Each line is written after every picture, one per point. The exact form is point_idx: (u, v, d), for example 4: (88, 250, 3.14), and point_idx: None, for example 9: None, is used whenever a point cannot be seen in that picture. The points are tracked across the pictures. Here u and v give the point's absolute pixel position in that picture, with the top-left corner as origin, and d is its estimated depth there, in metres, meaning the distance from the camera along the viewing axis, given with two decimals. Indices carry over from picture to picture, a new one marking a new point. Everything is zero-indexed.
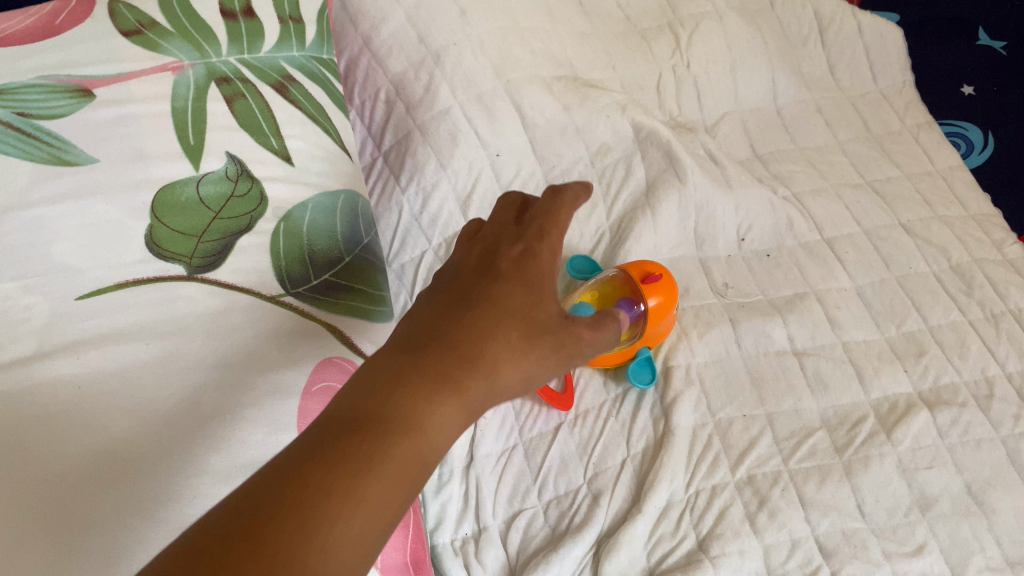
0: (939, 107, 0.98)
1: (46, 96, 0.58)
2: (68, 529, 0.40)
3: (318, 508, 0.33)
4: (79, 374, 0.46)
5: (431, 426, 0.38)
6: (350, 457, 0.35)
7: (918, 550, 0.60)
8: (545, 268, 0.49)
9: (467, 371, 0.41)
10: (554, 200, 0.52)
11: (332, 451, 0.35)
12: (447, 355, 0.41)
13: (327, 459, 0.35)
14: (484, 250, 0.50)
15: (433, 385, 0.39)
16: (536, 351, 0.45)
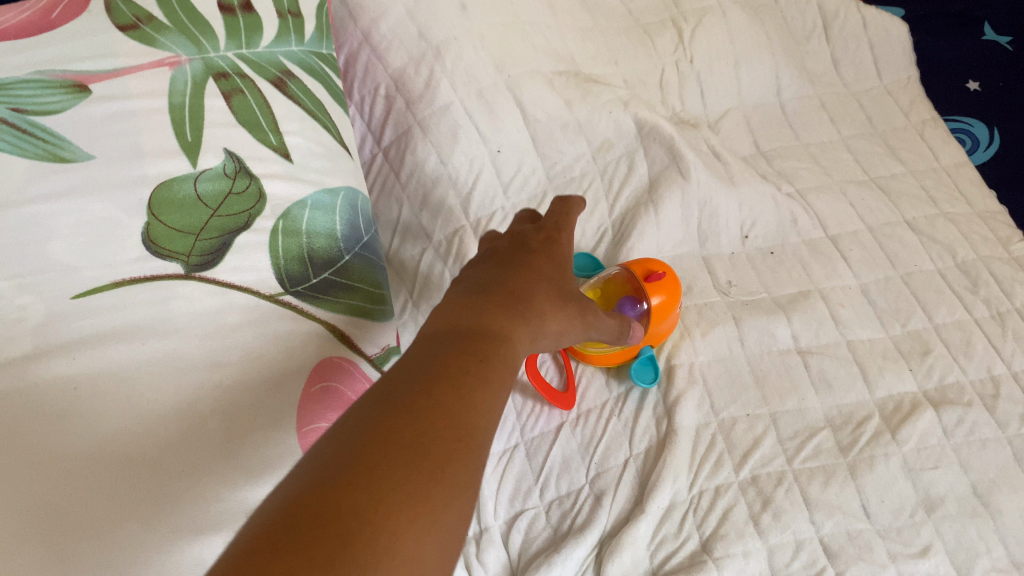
0: (945, 103, 0.97)
1: (41, 92, 0.57)
2: (65, 532, 0.40)
3: (453, 424, 0.37)
4: (77, 374, 0.46)
5: (507, 362, 0.44)
6: (462, 384, 0.39)
7: (924, 552, 0.59)
8: (560, 257, 0.60)
9: (521, 321, 0.48)
10: (564, 207, 0.67)
11: (442, 380, 0.39)
12: (506, 306, 0.48)
13: (442, 387, 0.39)
14: (513, 237, 0.61)
15: (501, 330, 0.45)
16: (569, 308, 0.56)
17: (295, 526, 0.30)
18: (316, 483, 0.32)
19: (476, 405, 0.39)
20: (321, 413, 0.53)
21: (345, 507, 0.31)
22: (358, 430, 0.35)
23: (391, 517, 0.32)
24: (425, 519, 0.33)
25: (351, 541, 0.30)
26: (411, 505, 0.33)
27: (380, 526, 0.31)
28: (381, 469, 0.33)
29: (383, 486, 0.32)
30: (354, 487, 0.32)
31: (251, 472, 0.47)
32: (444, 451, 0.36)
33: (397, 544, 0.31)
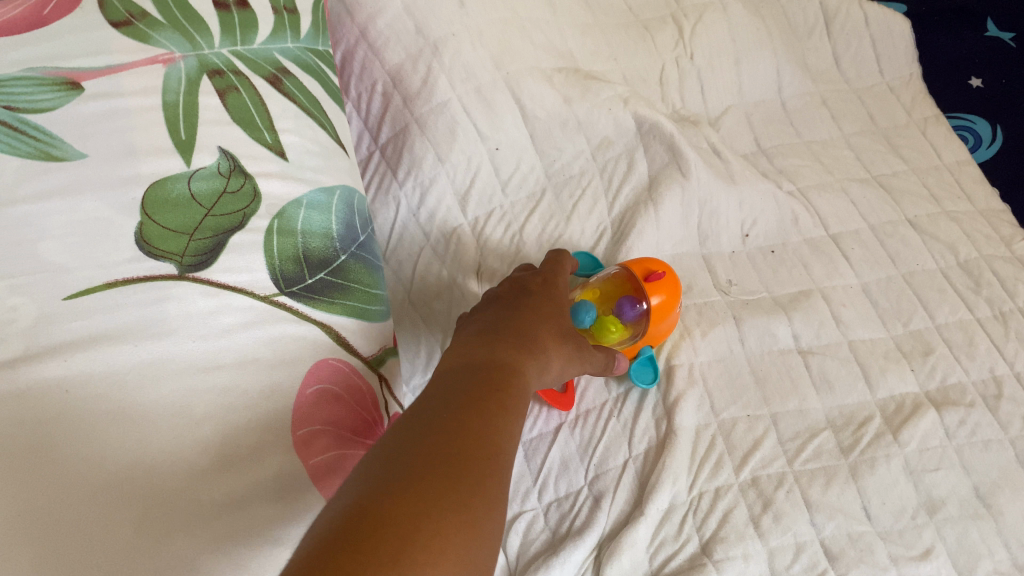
0: (947, 99, 0.96)
1: (32, 89, 0.57)
2: (57, 539, 0.39)
3: (482, 443, 0.43)
4: (69, 377, 0.45)
5: (521, 392, 0.50)
6: (486, 410, 0.45)
7: (925, 554, 0.59)
8: (559, 298, 0.66)
9: (529, 355, 0.54)
10: (560, 251, 0.73)
11: (469, 407, 0.45)
12: (514, 344, 0.54)
13: (470, 413, 0.45)
14: (514, 280, 0.67)
15: (513, 364, 0.52)
16: (572, 342, 0.61)
17: (360, 531, 0.35)
18: (373, 496, 0.37)
19: (499, 428, 0.45)
20: (314, 416, 0.52)
21: (400, 515, 0.36)
22: (402, 451, 0.40)
23: (438, 520, 0.37)
24: (467, 522, 0.38)
25: (408, 543, 0.35)
26: (456, 511, 0.38)
27: (431, 530, 0.36)
28: (428, 483, 0.39)
29: (431, 495, 0.38)
30: (407, 497, 0.37)
31: (246, 476, 0.47)
32: (477, 465, 0.41)
33: (446, 544, 0.37)
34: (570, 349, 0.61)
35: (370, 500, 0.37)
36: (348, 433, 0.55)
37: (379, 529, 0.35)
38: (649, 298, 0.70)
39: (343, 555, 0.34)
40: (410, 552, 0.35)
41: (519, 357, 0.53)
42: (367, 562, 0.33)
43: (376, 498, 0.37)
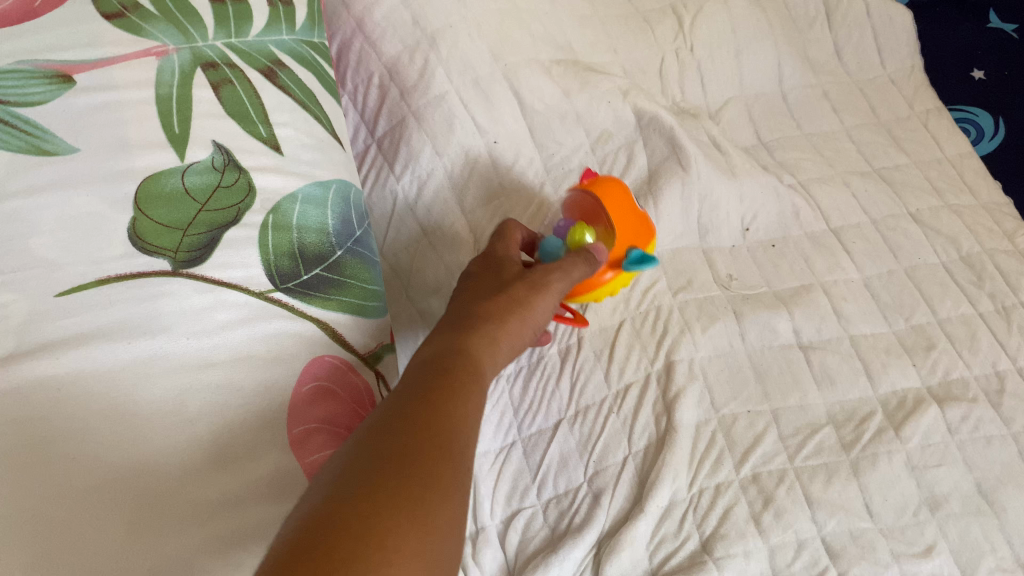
0: (949, 91, 0.95)
1: (24, 82, 0.56)
2: (45, 541, 0.39)
3: (435, 437, 0.40)
4: (59, 376, 0.44)
5: (473, 368, 0.47)
6: (437, 402, 0.42)
7: (927, 551, 0.58)
8: (502, 264, 0.62)
9: (480, 327, 0.51)
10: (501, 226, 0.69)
11: (418, 403, 0.42)
12: (466, 325, 0.51)
13: (421, 408, 0.41)
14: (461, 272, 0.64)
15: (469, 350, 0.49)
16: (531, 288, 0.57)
17: (302, 550, 0.31)
18: (317, 512, 0.34)
19: (454, 420, 0.42)
20: (311, 414, 0.52)
21: (346, 526, 0.33)
22: (349, 460, 0.37)
23: (390, 524, 0.34)
24: (423, 522, 0.35)
25: (357, 554, 0.32)
26: (410, 511, 0.35)
27: (382, 537, 0.33)
28: (375, 486, 0.35)
29: (379, 499, 0.35)
30: (352, 505, 0.34)
31: (242, 475, 0.46)
32: (430, 459, 0.38)
33: (403, 550, 0.33)
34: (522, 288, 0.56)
35: (313, 517, 0.33)
36: (344, 432, 0.54)
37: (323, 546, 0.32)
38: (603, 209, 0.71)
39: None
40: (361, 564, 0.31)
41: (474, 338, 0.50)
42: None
43: (321, 513, 0.33)
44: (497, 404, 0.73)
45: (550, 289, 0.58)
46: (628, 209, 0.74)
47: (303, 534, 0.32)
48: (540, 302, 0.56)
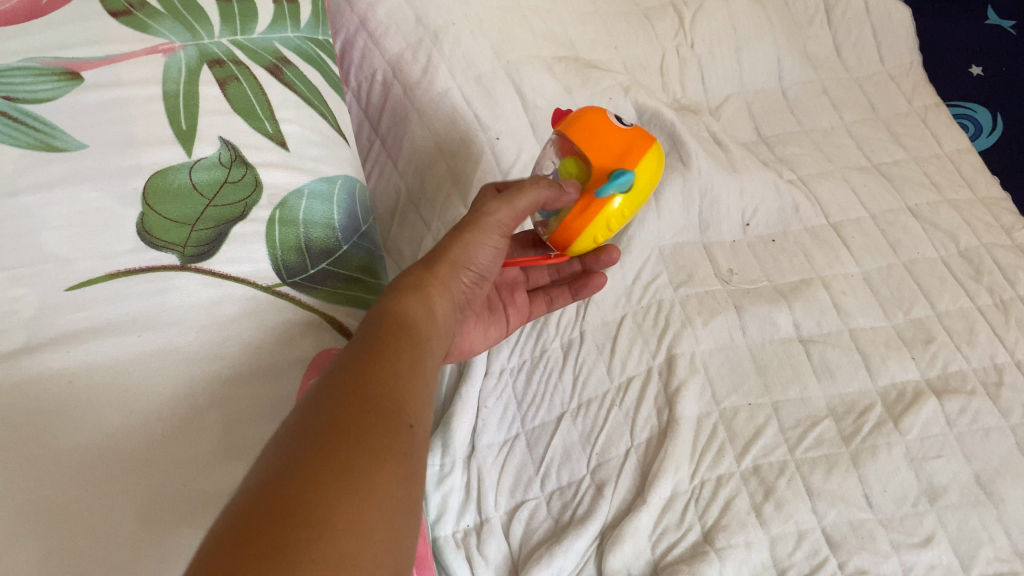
0: (948, 87, 0.96)
1: (32, 80, 0.56)
2: (59, 527, 0.39)
3: (361, 402, 0.38)
4: (69, 367, 0.45)
5: (403, 333, 0.46)
6: (361, 366, 0.41)
7: (926, 541, 0.59)
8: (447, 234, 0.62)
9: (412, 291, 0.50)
10: None
11: (341, 373, 0.41)
12: (397, 289, 0.50)
13: (344, 375, 0.40)
14: None
15: (396, 311, 0.48)
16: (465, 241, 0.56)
17: (231, 543, 0.30)
18: (245, 501, 0.32)
19: (381, 381, 0.40)
20: None
21: (274, 510, 0.31)
22: (276, 441, 0.36)
23: (321, 500, 0.32)
24: (357, 493, 0.33)
25: (290, 536, 0.30)
26: (341, 485, 0.33)
27: (313, 515, 0.32)
28: (303, 463, 0.34)
29: (308, 476, 0.33)
30: (280, 486, 0.33)
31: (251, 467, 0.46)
32: (359, 428, 0.37)
33: (338, 525, 0.32)
34: (452, 240, 0.56)
35: (241, 506, 0.32)
36: None
37: (250, 535, 0.30)
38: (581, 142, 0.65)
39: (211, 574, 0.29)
40: (295, 547, 0.30)
41: (405, 301, 0.49)
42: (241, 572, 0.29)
43: (251, 499, 0.32)
44: (500, 397, 0.74)
45: (479, 225, 0.57)
46: (609, 129, 0.64)
47: (232, 523, 0.31)
48: (470, 245, 0.56)
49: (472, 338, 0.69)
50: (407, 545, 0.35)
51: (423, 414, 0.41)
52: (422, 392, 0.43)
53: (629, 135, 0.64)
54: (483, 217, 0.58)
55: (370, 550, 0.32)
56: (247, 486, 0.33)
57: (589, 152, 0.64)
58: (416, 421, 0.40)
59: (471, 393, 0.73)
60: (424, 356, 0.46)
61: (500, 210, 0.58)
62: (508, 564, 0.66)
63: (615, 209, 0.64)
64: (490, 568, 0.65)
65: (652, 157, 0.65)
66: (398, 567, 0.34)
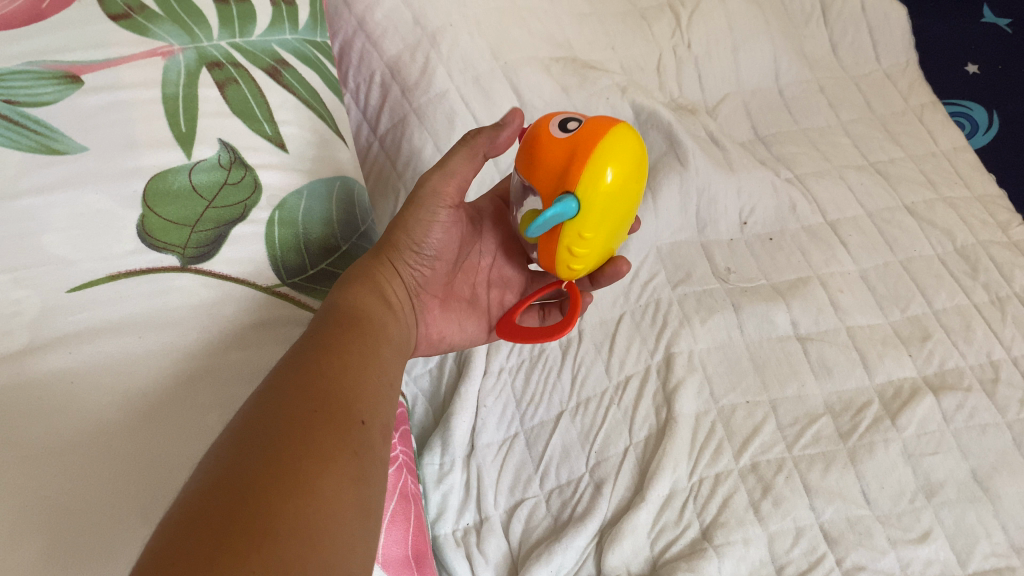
0: (944, 85, 0.96)
1: (32, 83, 0.56)
2: (64, 527, 0.40)
3: (309, 399, 0.40)
4: (71, 368, 0.45)
5: (354, 328, 0.49)
6: (307, 360, 0.43)
7: (923, 537, 0.59)
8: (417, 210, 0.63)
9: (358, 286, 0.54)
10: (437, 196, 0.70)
11: (287, 367, 0.42)
12: (347, 282, 0.54)
13: (294, 370, 0.42)
14: None
15: (342, 304, 0.51)
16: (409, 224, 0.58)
17: (181, 538, 0.30)
18: (196, 495, 0.33)
19: (328, 377, 0.42)
20: None
21: (224, 506, 0.32)
22: (227, 436, 0.37)
23: (272, 499, 0.33)
24: (307, 492, 0.34)
25: (239, 536, 0.31)
26: (290, 485, 0.34)
27: (263, 512, 0.32)
28: (252, 463, 0.34)
29: (261, 474, 0.34)
30: (233, 484, 0.33)
31: None
32: (310, 427, 0.38)
33: (288, 523, 0.32)
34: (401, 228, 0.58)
35: (192, 500, 0.32)
36: None
37: (201, 531, 0.31)
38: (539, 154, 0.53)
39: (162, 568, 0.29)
40: (247, 546, 0.31)
41: (351, 296, 0.52)
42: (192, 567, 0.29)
43: (201, 496, 0.33)
44: (499, 396, 0.74)
45: (416, 203, 0.58)
46: (554, 141, 0.52)
47: (182, 517, 0.32)
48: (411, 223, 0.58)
49: (440, 327, 0.63)
50: (364, 544, 0.36)
51: (374, 413, 0.43)
52: (373, 392, 0.45)
53: (582, 141, 0.51)
54: (420, 192, 0.59)
55: (323, 548, 0.33)
56: (197, 480, 0.34)
57: (531, 178, 0.53)
58: (365, 419, 0.42)
59: (470, 392, 0.73)
60: (370, 349, 0.48)
61: (433, 177, 0.58)
62: (508, 562, 0.66)
63: (574, 235, 0.52)
64: (490, 566, 0.66)
65: (607, 155, 0.50)
66: (354, 565, 0.35)
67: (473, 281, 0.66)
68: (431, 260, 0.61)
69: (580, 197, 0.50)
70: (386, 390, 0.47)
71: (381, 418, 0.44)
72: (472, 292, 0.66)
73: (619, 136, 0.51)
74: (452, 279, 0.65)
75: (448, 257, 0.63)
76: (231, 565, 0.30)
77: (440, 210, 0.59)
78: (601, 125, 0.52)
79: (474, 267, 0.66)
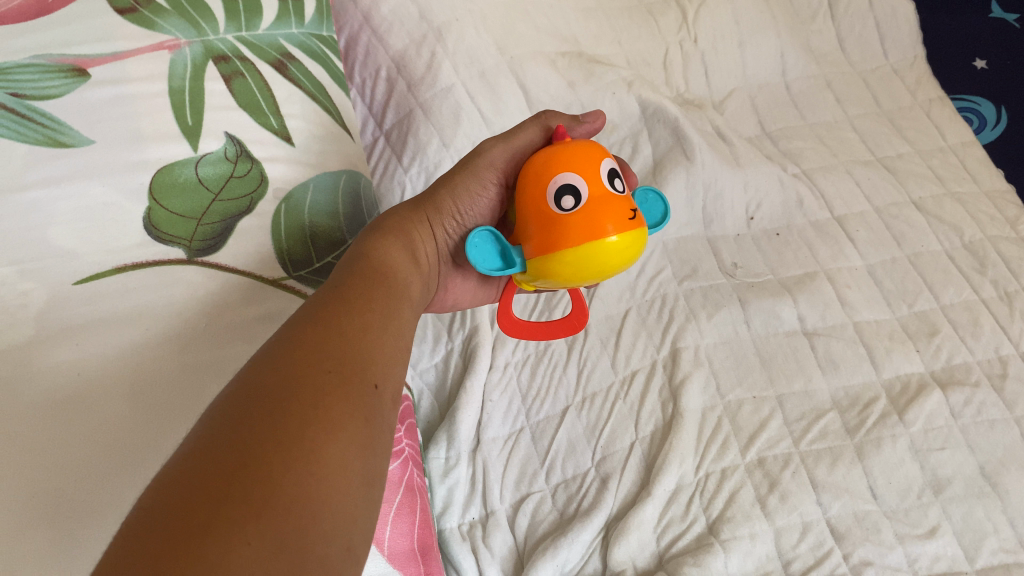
0: (953, 80, 0.96)
1: (39, 76, 0.56)
2: (73, 521, 0.40)
3: (321, 363, 0.39)
4: (79, 359, 0.45)
5: (380, 288, 0.48)
6: (323, 322, 0.42)
7: (931, 532, 0.59)
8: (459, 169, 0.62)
9: (395, 245, 0.53)
10: None
11: (301, 325, 0.42)
12: (378, 236, 0.54)
13: (306, 330, 0.41)
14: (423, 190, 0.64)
15: (373, 256, 0.51)
16: (453, 191, 0.58)
17: (172, 501, 0.30)
18: (196, 458, 0.32)
19: (344, 340, 0.42)
20: None
21: (222, 472, 0.32)
22: (233, 396, 0.36)
23: (272, 469, 0.33)
24: (309, 460, 0.34)
25: (235, 503, 0.31)
26: (293, 452, 0.34)
27: (262, 482, 0.32)
28: (255, 426, 0.34)
29: (261, 441, 0.33)
30: (232, 450, 0.33)
31: None
32: (318, 392, 0.37)
33: (286, 494, 0.32)
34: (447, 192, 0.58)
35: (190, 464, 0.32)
36: None
37: (193, 498, 0.30)
38: (550, 210, 0.50)
39: (149, 536, 0.29)
40: (241, 516, 0.30)
41: (383, 251, 0.52)
42: (179, 538, 0.29)
43: (201, 458, 0.32)
44: (505, 391, 0.74)
45: (473, 168, 0.58)
46: (566, 208, 0.49)
47: (178, 480, 0.31)
48: (459, 187, 0.58)
49: (457, 292, 0.63)
50: (365, 519, 0.36)
51: (388, 377, 0.43)
52: (388, 356, 0.44)
53: (577, 235, 0.49)
54: (478, 160, 0.58)
55: (320, 519, 0.33)
56: (200, 441, 0.34)
57: (522, 205, 0.52)
58: (379, 384, 0.41)
59: (476, 387, 0.73)
60: (395, 311, 0.48)
61: (496, 148, 0.58)
62: (514, 557, 0.66)
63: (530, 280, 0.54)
64: (496, 559, 0.65)
65: (588, 255, 0.49)
66: (353, 537, 0.34)
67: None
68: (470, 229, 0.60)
69: (539, 267, 0.51)
70: (401, 352, 0.46)
71: (393, 381, 0.43)
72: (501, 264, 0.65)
73: (618, 232, 0.49)
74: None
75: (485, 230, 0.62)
76: (223, 535, 0.29)
77: (490, 183, 0.59)
78: (610, 210, 0.49)
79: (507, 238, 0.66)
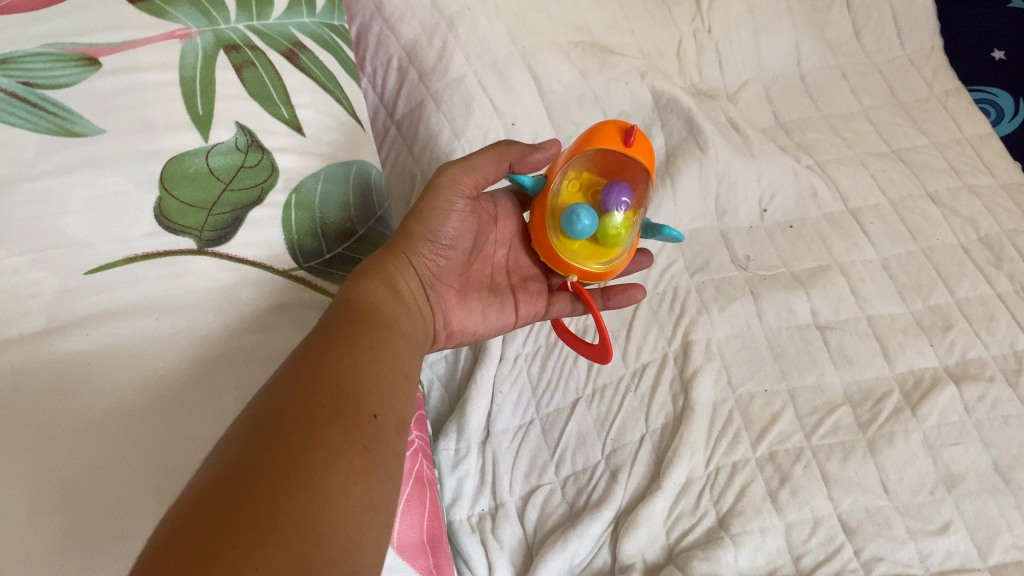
0: (971, 70, 0.95)
1: (51, 65, 0.56)
2: (82, 511, 0.40)
3: (321, 395, 0.40)
4: (90, 351, 0.45)
5: (370, 321, 0.49)
6: (317, 354, 0.43)
7: (943, 529, 0.58)
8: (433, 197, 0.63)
9: (377, 280, 0.53)
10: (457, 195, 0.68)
11: (296, 360, 0.42)
12: (362, 274, 0.53)
13: (304, 363, 0.42)
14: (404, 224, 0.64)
15: (356, 296, 0.51)
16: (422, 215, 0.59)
17: (182, 535, 0.31)
18: (201, 490, 0.33)
19: (340, 372, 0.42)
20: None
21: (226, 502, 0.32)
22: (233, 432, 0.37)
23: (274, 497, 0.33)
24: (312, 487, 0.35)
25: (240, 531, 0.31)
26: (295, 480, 0.34)
27: (267, 508, 0.33)
28: (258, 458, 0.35)
29: (264, 471, 0.34)
30: (237, 481, 0.34)
31: None
32: (319, 422, 0.38)
33: (290, 520, 0.33)
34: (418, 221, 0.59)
35: (195, 496, 0.33)
36: None
37: (199, 528, 0.31)
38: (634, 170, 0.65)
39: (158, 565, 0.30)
40: (246, 541, 0.31)
41: (363, 287, 0.52)
42: (190, 564, 0.30)
43: (206, 491, 0.33)
44: (515, 383, 0.74)
45: (433, 193, 0.60)
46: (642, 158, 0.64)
47: (184, 514, 0.32)
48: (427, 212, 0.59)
49: (464, 317, 0.62)
50: (371, 541, 0.36)
51: (387, 406, 0.43)
52: (387, 388, 0.45)
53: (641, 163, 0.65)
54: (437, 182, 0.61)
55: (325, 544, 0.33)
56: (207, 472, 0.34)
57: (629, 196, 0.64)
58: (378, 413, 0.42)
59: (486, 378, 0.73)
60: (384, 344, 0.48)
61: (452, 169, 0.61)
62: (523, 549, 0.66)
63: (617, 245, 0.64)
64: (505, 551, 0.65)
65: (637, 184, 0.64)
66: (360, 562, 0.35)
67: (490, 275, 0.66)
68: (446, 251, 0.61)
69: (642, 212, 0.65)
70: (400, 382, 0.47)
71: (394, 411, 0.44)
72: (492, 284, 0.66)
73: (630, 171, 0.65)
74: (468, 272, 0.64)
75: (463, 251, 0.63)
76: (232, 563, 0.30)
77: (456, 200, 0.61)
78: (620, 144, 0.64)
79: (491, 260, 0.67)
